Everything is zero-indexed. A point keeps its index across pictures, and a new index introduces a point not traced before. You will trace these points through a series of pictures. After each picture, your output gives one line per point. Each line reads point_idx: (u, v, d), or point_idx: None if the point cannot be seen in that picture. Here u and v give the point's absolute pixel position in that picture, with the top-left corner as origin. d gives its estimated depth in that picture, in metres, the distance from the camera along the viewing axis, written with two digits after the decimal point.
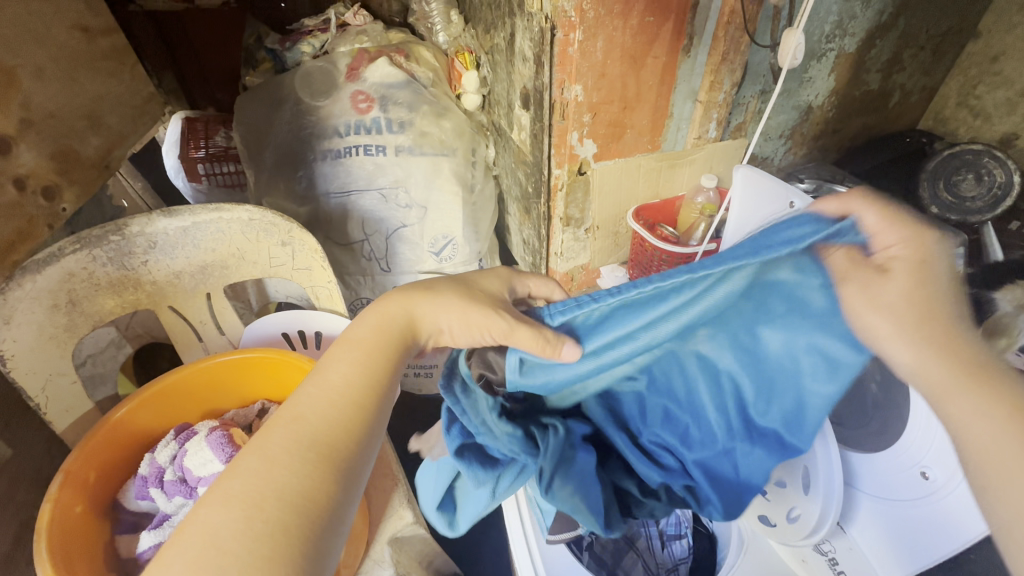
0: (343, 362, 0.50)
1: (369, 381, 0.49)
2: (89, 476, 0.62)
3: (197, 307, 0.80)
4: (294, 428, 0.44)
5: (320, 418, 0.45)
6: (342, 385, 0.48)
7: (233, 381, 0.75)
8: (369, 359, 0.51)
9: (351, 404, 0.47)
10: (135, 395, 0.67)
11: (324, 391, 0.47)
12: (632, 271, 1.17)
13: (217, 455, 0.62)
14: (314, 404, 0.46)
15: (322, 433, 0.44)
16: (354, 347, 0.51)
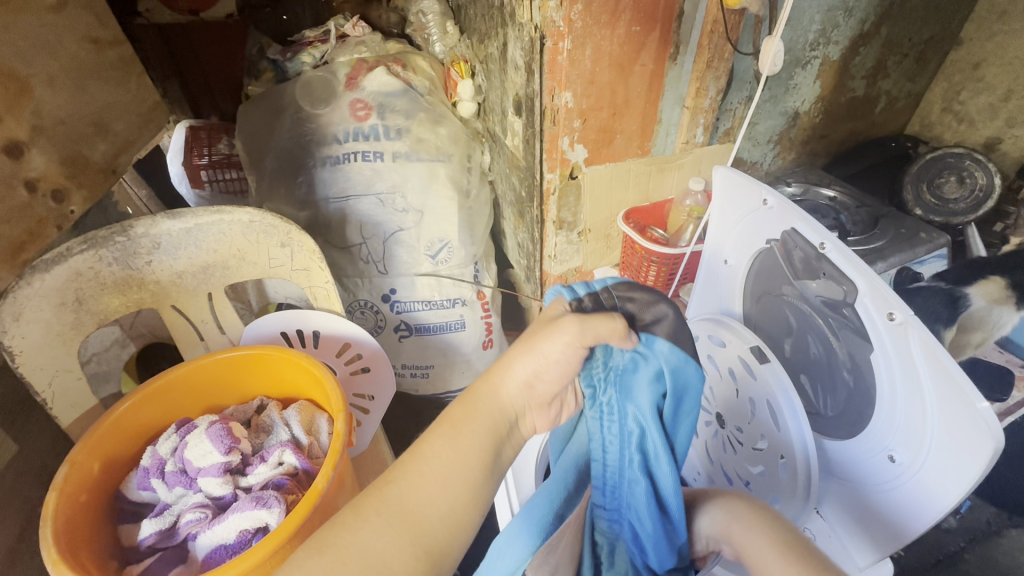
0: (449, 447, 0.51)
1: (462, 468, 0.50)
2: (94, 467, 0.64)
3: (198, 306, 0.82)
4: (401, 517, 0.46)
5: (433, 509, 0.47)
6: (451, 472, 0.49)
7: (233, 378, 0.77)
8: (478, 445, 0.52)
9: (461, 500, 0.49)
10: (140, 390, 0.69)
11: (439, 473, 0.49)
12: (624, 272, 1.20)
13: (217, 446, 0.65)
14: (413, 488, 0.48)
15: (435, 525, 0.46)
16: (458, 439, 0.51)
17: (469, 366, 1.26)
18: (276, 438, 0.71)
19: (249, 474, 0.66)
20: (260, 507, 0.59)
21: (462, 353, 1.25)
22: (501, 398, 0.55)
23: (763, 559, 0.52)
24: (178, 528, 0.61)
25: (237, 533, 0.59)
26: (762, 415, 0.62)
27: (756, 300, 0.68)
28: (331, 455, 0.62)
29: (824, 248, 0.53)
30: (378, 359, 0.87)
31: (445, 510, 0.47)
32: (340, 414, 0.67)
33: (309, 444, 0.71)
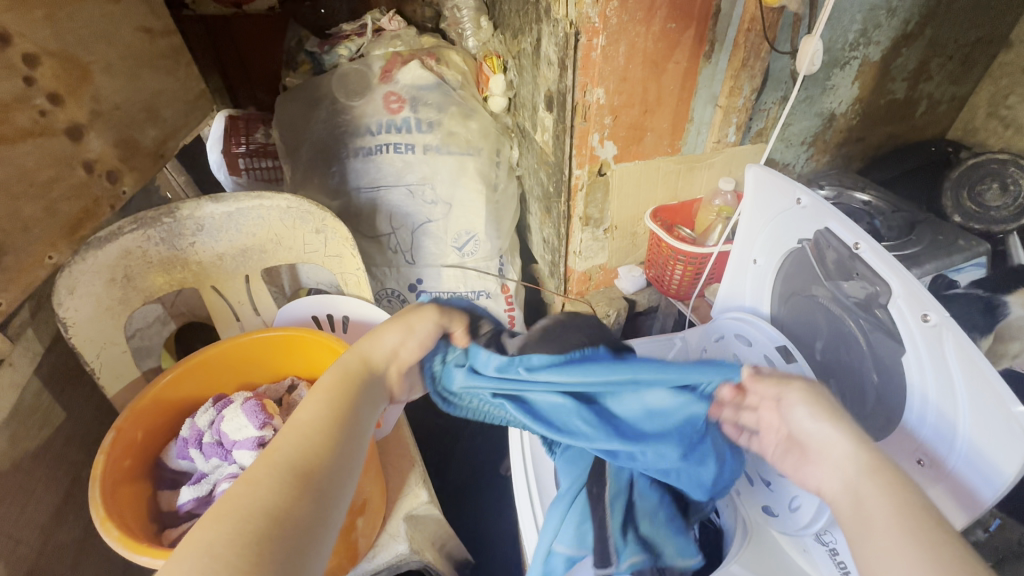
0: (317, 403, 0.50)
1: (325, 420, 0.49)
2: (137, 435, 0.68)
3: (236, 288, 0.86)
4: (275, 464, 0.44)
5: (296, 450, 0.45)
6: (322, 423, 0.48)
7: (266, 358, 0.80)
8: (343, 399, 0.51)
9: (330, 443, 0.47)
10: (180, 364, 0.73)
11: (303, 425, 0.48)
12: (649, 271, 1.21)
13: (251, 421, 0.67)
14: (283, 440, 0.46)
15: (306, 463, 0.45)
16: (326, 395, 0.51)
17: None
18: None
19: None
20: None
21: None
22: (370, 362, 0.55)
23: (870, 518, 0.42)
24: (214, 496, 0.64)
25: None
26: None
27: (784, 301, 0.67)
28: None
29: (858, 248, 0.53)
30: None
31: (314, 453, 0.46)
32: None
33: None
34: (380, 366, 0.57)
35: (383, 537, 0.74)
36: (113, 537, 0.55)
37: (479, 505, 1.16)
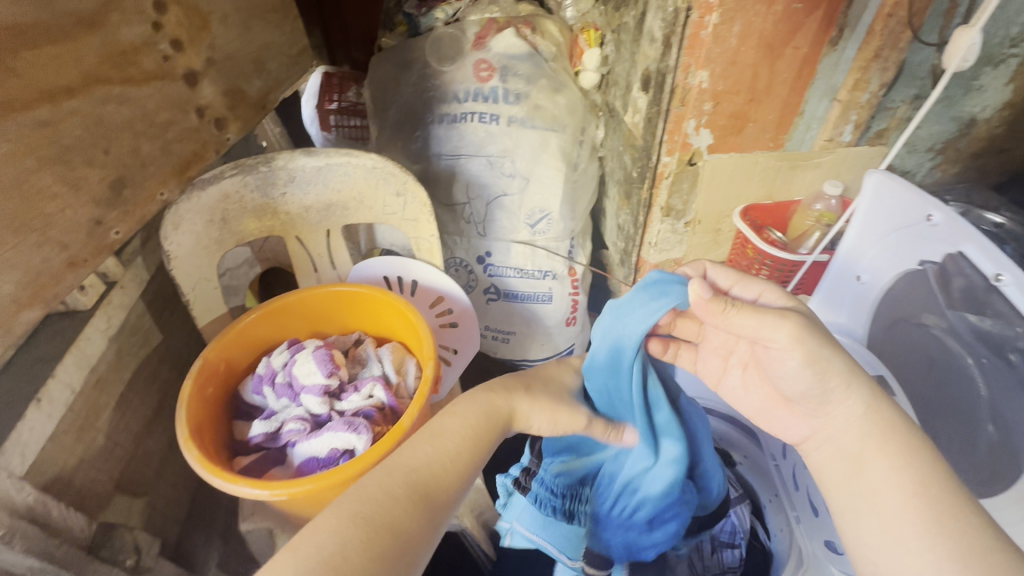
0: (452, 421, 0.56)
1: (460, 438, 0.55)
2: (220, 365, 0.73)
3: (318, 240, 0.89)
4: (408, 472, 0.50)
5: (423, 459, 0.51)
6: (454, 446, 0.54)
7: (339, 311, 0.84)
8: (474, 416, 0.57)
9: (453, 467, 0.52)
10: (263, 306, 0.78)
11: (432, 436, 0.54)
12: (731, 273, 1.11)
13: (321, 369, 0.71)
14: (420, 449, 0.52)
15: (429, 476, 0.50)
16: (462, 420, 0.57)
17: (549, 339, 1.19)
18: (369, 372, 0.77)
19: (344, 400, 0.72)
20: (350, 431, 0.65)
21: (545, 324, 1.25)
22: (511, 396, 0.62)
23: (885, 495, 0.50)
24: (281, 433, 0.68)
25: (329, 449, 0.65)
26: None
27: (886, 330, 0.62)
28: (418, 398, 0.66)
29: (999, 280, 0.46)
30: (466, 317, 0.92)
31: (434, 471, 0.51)
32: (430, 361, 0.71)
33: (397, 383, 0.76)
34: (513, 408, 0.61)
35: None
36: (193, 456, 0.60)
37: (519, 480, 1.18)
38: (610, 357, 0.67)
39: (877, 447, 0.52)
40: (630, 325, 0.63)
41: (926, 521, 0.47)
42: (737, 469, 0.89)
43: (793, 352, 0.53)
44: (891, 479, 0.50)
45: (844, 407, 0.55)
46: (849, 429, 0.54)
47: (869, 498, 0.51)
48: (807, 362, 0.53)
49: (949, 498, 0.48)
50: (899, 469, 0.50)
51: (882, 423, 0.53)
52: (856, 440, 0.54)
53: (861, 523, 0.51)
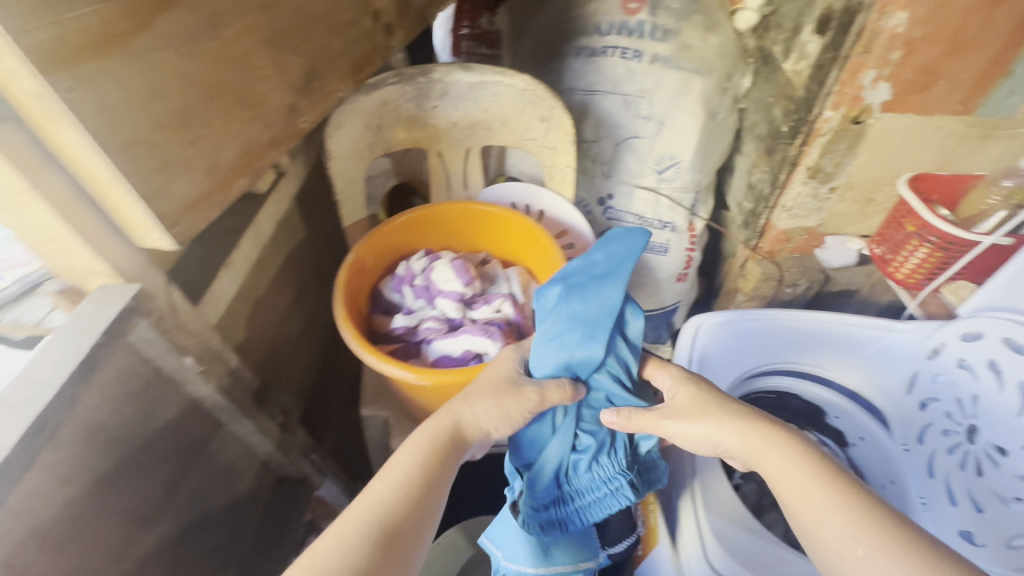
0: (407, 457, 0.52)
1: (412, 480, 0.50)
2: (367, 261, 0.79)
3: (456, 159, 0.92)
4: (366, 517, 0.46)
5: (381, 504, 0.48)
6: (401, 480, 0.50)
7: (471, 229, 0.86)
8: (428, 448, 0.53)
9: (414, 499, 0.49)
10: (407, 212, 0.81)
11: (388, 480, 0.50)
12: (876, 247, 0.99)
13: (459, 278, 0.75)
14: (378, 496, 0.48)
15: (387, 519, 0.47)
16: (410, 452, 0.53)
17: (657, 292, 1.16)
18: (498, 289, 0.80)
19: (475, 310, 0.75)
20: (486, 336, 0.70)
21: (656, 278, 1.16)
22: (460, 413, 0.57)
23: (802, 492, 0.51)
24: (419, 330, 0.73)
25: (462, 350, 0.70)
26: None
27: None
28: None
29: None
30: None
31: (392, 513, 0.47)
32: None
33: (522, 304, 0.79)
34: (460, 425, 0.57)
35: None
36: (350, 335, 0.67)
37: None
38: (592, 308, 0.62)
39: (769, 444, 0.55)
40: (596, 295, 0.63)
41: (844, 510, 0.48)
42: (848, 451, 0.86)
43: (683, 390, 0.62)
44: (803, 477, 0.52)
45: (733, 432, 0.57)
46: (734, 437, 0.57)
47: (799, 505, 0.51)
48: (695, 396, 0.61)
49: (854, 490, 0.50)
50: (805, 462, 0.53)
51: (763, 439, 0.56)
52: (741, 443, 0.57)
53: (805, 520, 0.50)
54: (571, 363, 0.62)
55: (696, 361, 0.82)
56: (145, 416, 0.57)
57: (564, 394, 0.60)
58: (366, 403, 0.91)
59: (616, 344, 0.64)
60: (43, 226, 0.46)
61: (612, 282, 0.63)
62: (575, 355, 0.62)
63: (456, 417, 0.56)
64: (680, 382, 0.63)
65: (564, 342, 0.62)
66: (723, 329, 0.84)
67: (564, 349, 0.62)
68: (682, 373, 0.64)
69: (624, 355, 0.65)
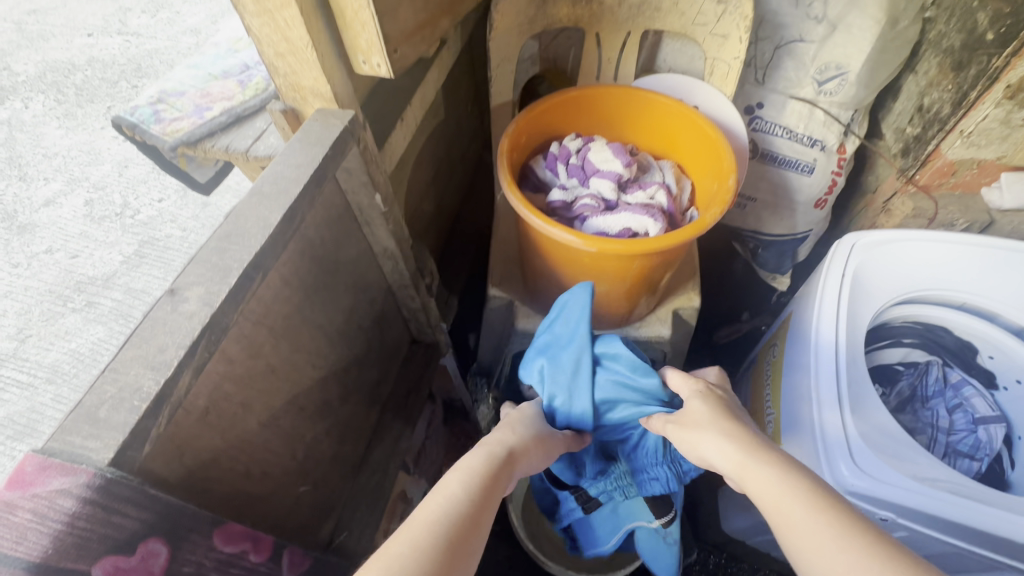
0: (457, 477, 0.50)
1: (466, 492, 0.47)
2: (522, 137, 0.79)
3: (612, 44, 0.88)
4: (432, 523, 0.43)
5: (437, 511, 0.45)
6: (462, 491, 0.48)
7: (624, 118, 0.83)
8: (479, 462, 0.52)
9: (474, 509, 0.46)
10: (566, 91, 0.79)
11: (442, 491, 0.47)
12: None
13: (619, 159, 0.75)
14: (435, 506, 0.45)
15: (456, 527, 0.43)
16: (468, 468, 0.51)
17: (790, 217, 1.11)
18: (651, 178, 0.78)
19: (629, 194, 0.75)
20: (647, 215, 0.69)
21: (793, 200, 1.10)
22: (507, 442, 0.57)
23: (780, 501, 0.47)
24: (575, 206, 0.73)
25: (621, 228, 0.69)
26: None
27: None
28: (722, 201, 0.68)
29: None
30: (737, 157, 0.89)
31: (460, 524, 0.44)
32: (731, 174, 0.70)
33: (676, 195, 0.77)
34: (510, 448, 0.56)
35: (651, 319, 0.92)
36: (516, 197, 0.68)
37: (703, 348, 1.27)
38: (569, 362, 0.68)
39: (753, 454, 0.52)
40: (572, 352, 0.69)
41: (819, 514, 0.44)
42: (996, 396, 0.81)
43: (695, 402, 0.60)
44: (784, 484, 0.47)
45: (716, 444, 0.55)
46: (722, 451, 0.54)
47: (778, 514, 0.46)
48: (706, 406, 0.59)
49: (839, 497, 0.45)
50: (786, 473, 0.49)
51: (748, 448, 0.52)
52: (726, 456, 0.53)
53: (787, 531, 0.45)
54: (573, 413, 0.68)
55: (851, 277, 0.77)
56: (338, 246, 0.62)
57: (570, 442, 0.66)
58: (494, 283, 0.94)
59: (609, 383, 0.68)
60: (285, 36, 0.49)
61: (579, 340, 0.69)
62: (572, 405, 0.68)
63: (504, 446, 0.56)
64: (696, 393, 0.61)
65: (560, 396, 0.68)
66: (887, 247, 0.79)
67: (559, 406, 0.68)
68: (706, 385, 0.63)
69: (622, 387, 0.68)
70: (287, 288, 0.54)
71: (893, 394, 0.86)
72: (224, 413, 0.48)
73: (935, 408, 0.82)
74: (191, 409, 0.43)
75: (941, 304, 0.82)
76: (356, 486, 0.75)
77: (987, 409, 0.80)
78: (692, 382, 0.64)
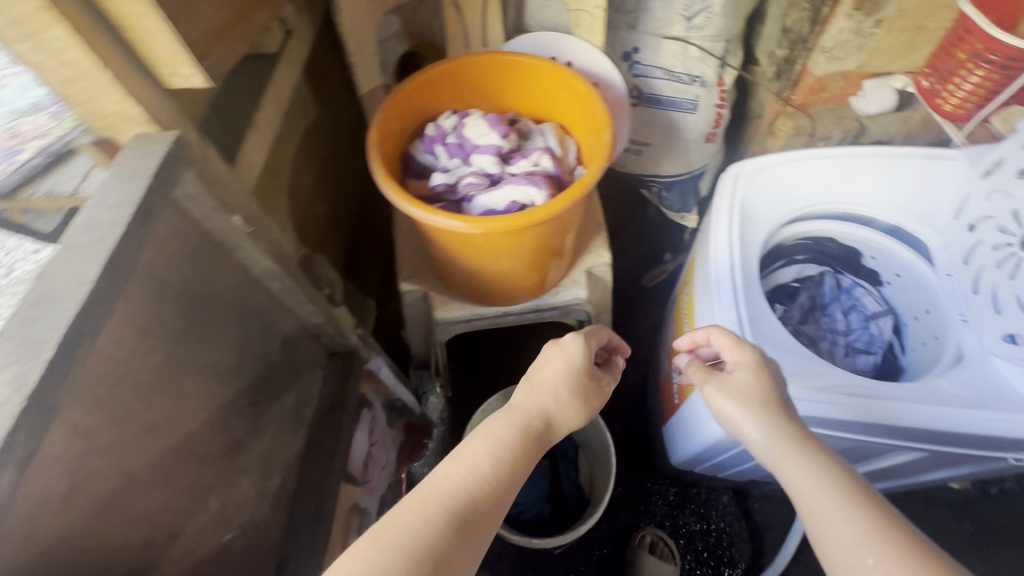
0: (484, 446, 0.57)
1: (480, 467, 0.55)
2: (394, 123, 0.75)
3: (474, 8, 0.85)
4: (444, 496, 0.51)
5: (449, 484, 0.52)
6: (491, 463, 0.55)
7: (499, 86, 0.81)
8: (506, 434, 0.60)
9: (493, 483, 0.54)
10: (431, 68, 0.76)
11: (458, 461, 0.55)
12: (927, 81, 0.90)
13: (494, 130, 0.72)
14: (453, 478, 0.53)
15: (469, 499, 0.51)
16: (497, 441, 0.58)
17: (685, 156, 1.13)
18: (533, 144, 0.76)
19: (513, 164, 0.73)
20: (530, 186, 0.67)
21: (684, 139, 1.11)
22: (529, 399, 0.65)
23: (815, 494, 0.51)
24: (459, 187, 0.71)
25: (508, 203, 0.68)
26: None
27: None
28: (597, 160, 0.68)
29: None
30: (619, 108, 0.89)
31: (477, 495, 0.52)
32: (606, 128, 0.70)
33: (561, 157, 0.76)
34: (546, 415, 0.64)
35: (566, 281, 0.92)
36: (391, 191, 0.65)
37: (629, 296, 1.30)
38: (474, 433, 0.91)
39: (790, 444, 0.56)
40: None
41: (853, 512, 0.49)
42: (882, 290, 0.88)
43: (745, 373, 0.63)
44: (822, 477, 0.52)
45: (751, 427, 0.59)
46: (757, 431, 0.59)
47: (809, 503, 0.52)
48: (755, 377, 0.63)
49: (871, 497, 0.51)
50: (823, 467, 0.53)
51: (786, 436, 0.57)
52: (762, 437, 0.58)
53: (820, 521, 0.50)
54: None
55: (739, 208, 0.80)
56: (206, 279, 0.57)
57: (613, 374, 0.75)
58: (405, 278, 0.91)
59: None
60: (64, 61, 0.42)
61: None
62: None
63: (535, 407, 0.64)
64: (746, 363, 0.64)
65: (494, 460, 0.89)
66: (766, 172, 0.82)
67: None
68: (754, 354, 0.64)
69: None
70: (147, 337, 0.49)
71: (795, 308, 0.90)
72: (97, 488, 0.44)
73: (833, 314, 0.89)
74: (46, 497, 0.39)
75: (826, 224, 0.85)
76: (294, 517, 0.72)
77: (875, 305, 0.88)
78: (741, 347, 0.66)
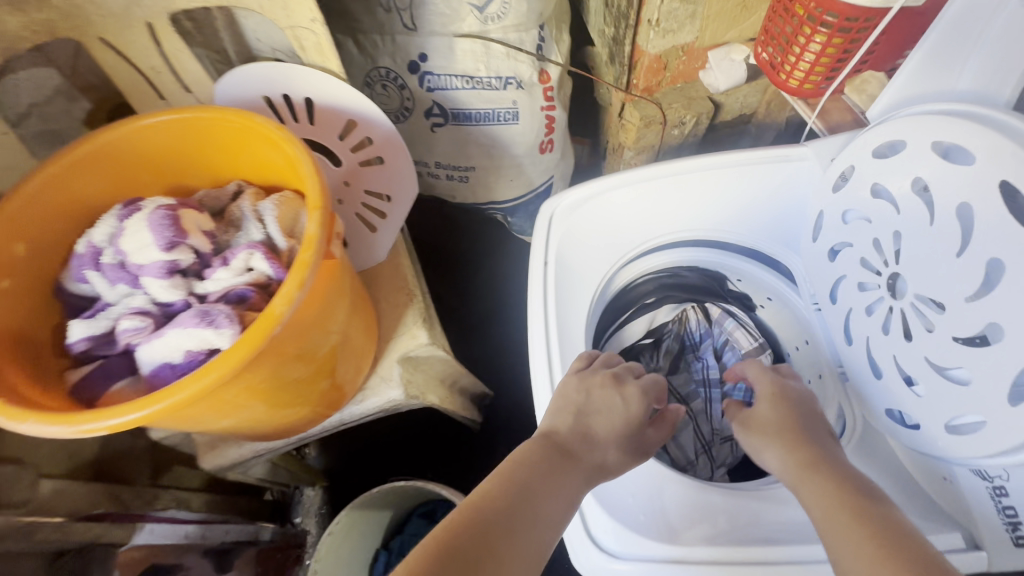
0: (529, 472, 0.50)
1: (524, 486, 0.48)
2: (17, 248, 0.49)
3: (141, 44, 0.58)
4: (471, 516, 0.45)
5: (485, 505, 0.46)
6: (553, 501, 0.49)
7: (193, 150, 0.57)
8: (559, 474, 0.50)
9: (524, 513, 0.46)
10: (59, 156, 0.50)
11: (498, 485, 0.49)
12: (762, 49, 0.73)
13: (155, 238, 0.48)
14: (483, 502, 0.46)
15: (505, 525, 0.45)
16: (545, 472, 0.50)
17: (519, 174, 0.94)
18: (246, 236, 0.53)
19: (207, 280, 0.49)
20: (204, 326, 0.44)
21: (512, 154, 0.91)
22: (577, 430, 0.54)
23: (828, 517, 0.45)
24: (116, 336, 0.47)
25: (183, 353, 0.45)
26: (976, 283, 0.41)
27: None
28: (298, 269, 0.44)
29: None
30: (392, 146, 0.68)
31: (520, 520, 0.46)
32: (315, 213, 0.46)
33: (288, 250, 0.52)
34: (600, 463, 0.53)
35: (375, 381, 0.70)
36: None
37: (503, 337, 1.10)
38: None
39: (814, 467, 0.50)
40: None
41: (864, 532, 0.43)
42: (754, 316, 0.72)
43: (766, 401, 0.58)
44: (840, 497, 0.46)
45: (768, 454, 0.54)
46: (774, 458, 0.53)
47: (824, 521, 0.46)
48: (774, 401, 0.58)
49: (882, 519, 0.44)
50: (845, 488, 0.47)
51: (805, 459, 0.51)
52: (780, 463, 0.53)
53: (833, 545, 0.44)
54: None
55: (557, 262, 0.60)
56: None
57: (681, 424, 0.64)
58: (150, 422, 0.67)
59: None
60: None
61: None
62: None
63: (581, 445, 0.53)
64: (772, 391, 0.58)
65: None
66: (584, 207, 0.61)
67: None
68: (780, 387, 0.59)
69: None
70: None
71: (664, 353, 0.77)
72: None
73: (704, 358, 0.74)
74: None
75: (675, 253, 0.67)
76: None
77: (747, 341, 0.71)
78: (762, 374, 0.61)
